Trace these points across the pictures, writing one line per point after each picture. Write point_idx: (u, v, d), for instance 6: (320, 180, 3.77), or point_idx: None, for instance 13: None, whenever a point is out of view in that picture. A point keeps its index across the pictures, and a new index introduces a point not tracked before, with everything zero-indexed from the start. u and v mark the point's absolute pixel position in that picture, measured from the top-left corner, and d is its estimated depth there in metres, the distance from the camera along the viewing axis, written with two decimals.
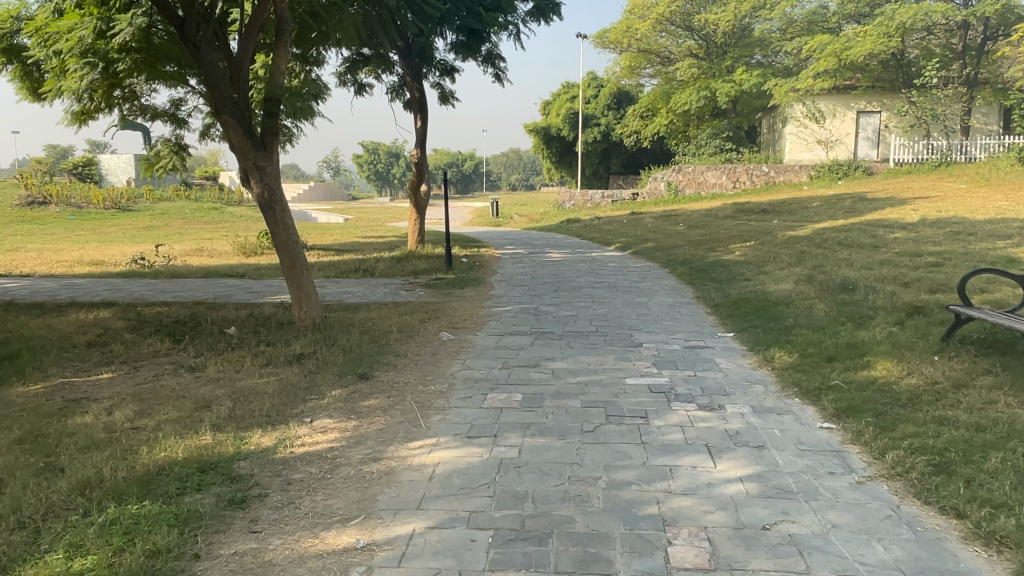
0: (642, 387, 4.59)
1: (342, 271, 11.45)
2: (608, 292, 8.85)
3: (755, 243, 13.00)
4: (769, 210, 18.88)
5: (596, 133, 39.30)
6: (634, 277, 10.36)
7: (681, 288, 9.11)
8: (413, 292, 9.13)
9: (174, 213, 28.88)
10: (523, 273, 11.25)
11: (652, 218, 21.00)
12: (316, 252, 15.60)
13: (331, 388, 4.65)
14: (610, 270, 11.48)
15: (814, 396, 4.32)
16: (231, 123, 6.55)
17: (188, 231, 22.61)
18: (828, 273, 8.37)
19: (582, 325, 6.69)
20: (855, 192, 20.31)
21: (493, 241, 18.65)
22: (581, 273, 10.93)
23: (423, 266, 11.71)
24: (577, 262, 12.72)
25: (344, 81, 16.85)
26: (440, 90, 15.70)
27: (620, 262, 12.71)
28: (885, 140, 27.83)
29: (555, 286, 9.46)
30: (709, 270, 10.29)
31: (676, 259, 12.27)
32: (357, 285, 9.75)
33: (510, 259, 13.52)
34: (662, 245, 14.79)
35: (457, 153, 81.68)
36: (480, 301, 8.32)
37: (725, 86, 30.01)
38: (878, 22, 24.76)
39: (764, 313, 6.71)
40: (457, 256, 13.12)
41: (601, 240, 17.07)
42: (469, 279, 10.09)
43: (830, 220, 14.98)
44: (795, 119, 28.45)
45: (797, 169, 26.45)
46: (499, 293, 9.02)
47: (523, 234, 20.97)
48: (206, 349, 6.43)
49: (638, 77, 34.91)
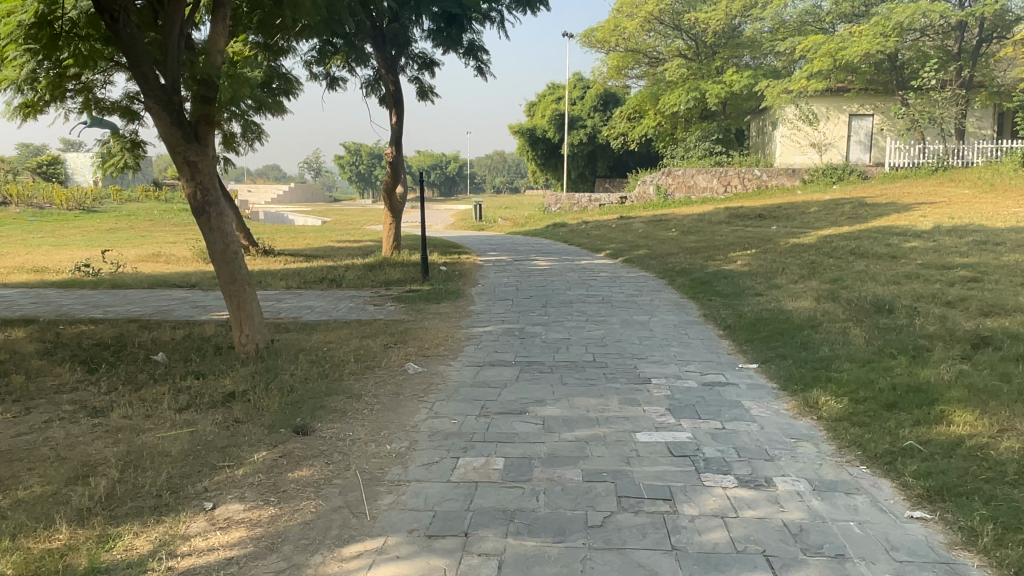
0: (660, 447, 3.54)
1: (306, 281, 10.34)
2: (601, 308, 7.85)
3: (758, 251, 12.08)
4: (766, 215, 18.00)
5: (581, 136, 38.25)
6: (629, 289, 9.35)
7: (684, 303, 8.12)
8: (381, 307, 8.06)
9: (141, 215, 27.46)
10: (506, 283, 10.23)
11: (642, 223, 20.06)
12: (282, 258, 14.44)
13: (256, 450, 3.55)
14: (601, 281, 10.46)
15: (887, 465, 3.29)
16: (156, 110, 5.41)
17: (151, 234, 21.31)
18: (852, 289, 7.42)
19: (575, 352, 5.63)
20: (853, 197, 19.50)
21: (475, 246, 17.62)
22: (570, 285, 9.92)
23: (397, 275, 10.63)
24: (566, 271, 11.72)
25: (316, 73, 15.76)
26: (418, 85, 14.67)
27: (612, 271, 11.73)
28: (879, 144, 27.15)
29: (543, 300, 8.43)
30: (712, 282, 9.32)
31: (674, 268, 11.30)
32: (318, 298, 8.64)
33: (492, 267, 12.49)
34: (656, 252, 13.83)
35: (440, 155, 80.42)
36: (458, 319, 7.25)
37: (715, 87, 29.15)
38: (874, 22, 23.99)
39: (791, 337, 5.72)
40: (435, 265, 12.06)
41: (590, 246, 16.09)
42: (447, 291, 9.04)
43: (833, 227, 14.12)
44: (787, 121, 27.66)
45: (790, 172, 25.58)
46: (479, 308, 7.97)
47: (507, 238, 19.96)
48: (122, 383, 5.29)
49: (625, 78, 34.02)
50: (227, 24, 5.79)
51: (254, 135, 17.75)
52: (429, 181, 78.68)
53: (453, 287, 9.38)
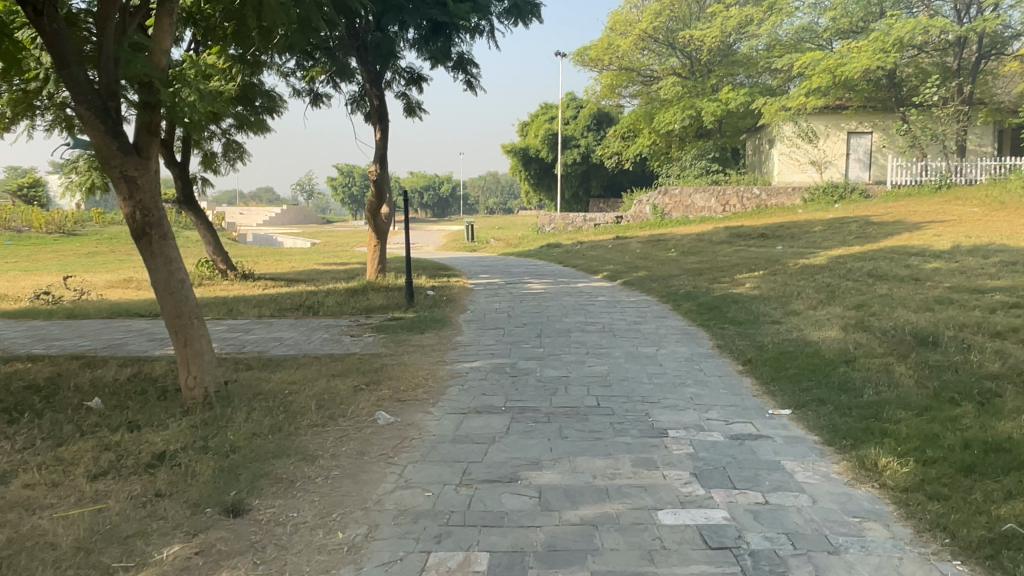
0: (690, 534, 2.75)
1: (281, 309, 9.56)
2: (603, 338, 7.07)
3: (765, 273, 11.38)
4: (768, 234, 17.34)
5: (575, 155, 37.63)
6: (632, 316, 8.58)
7: (695, 332, 7.35)
8: (360, 338, 7.26)
9: (123, 238, 26.64)
10: (498, 309, 9.46)
11: (639, 244, 19.36)
12: (262, 282, 13.64)
13: (168, 544, 2.74)
14: (601, 306, 9.69)
15: (989, 563, 2.51)
16: (88, 117, 4.62)
17: (130, 258, 20.47)
18: (882, 316, 6.67)
19: (578, 394, 4.86)
20: (857, 216, 18.87)
21: (467, 269, 16.86)
22: (567, 311, 9.16)
23: (379, 301, 9.85)
24: (561, 295, 10.95)
25: (299, 90, 15.11)
26: (405, 102, 14.00)
27: (612, 295, 10.98)
28: (878, 163, 26.64)
29: (538, 329, 7.64)
30: (722, 308, 8.55)
31: (677, 292, 10.59)
32: (290, 329, 7.83)
33: (484, 291, 11.75)
34: (657, 274, 13.13)
35: (434, 176, 79.86)
36: (443, 353, 6.47)
37: (711, 105, 28.63)
38: (872, 38, 23.52)
39: (825, 376, 4.96)
40: (422, 289, 11.31)
41: (586, 268, 15.36)
42: (433, 320, 8.25)
43: (841, 246, 13.44)
44: (785, 139, 27.10)
45: (790, 191, 24.95)
46: (467, 339, 7.20)
47: (500, 260, 19.25)
48: (40, 438, 4.46)
49: (619, 97, 33.53)
50: (173, 20, 5.04)
51: (236, 154, 17.05)
52: (422, 202, 78.11)
53: (440, 315, 8.60)
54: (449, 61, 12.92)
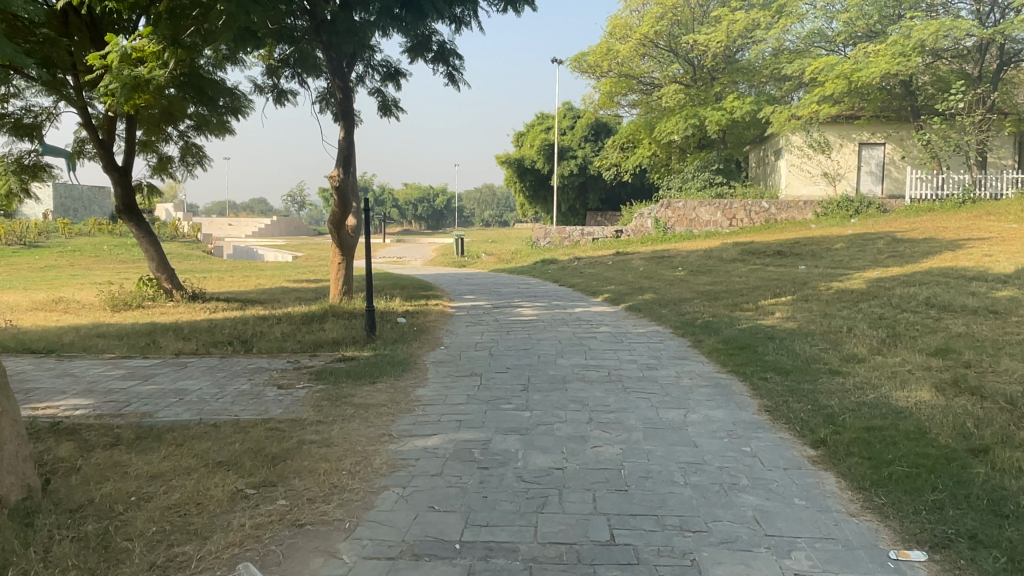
0: None
1: (211, 342, 7.79)
2: (610, 394, 5.31)
3: (795, 298, 9.70)
4: (785, 251, 15.70)
5: (572, 166, 36.13)
6: (645, 357, 6.81)
7: (731, 385, 5.60)
8: (287, 391, 5.48)
9: (87, 251, 24.63)
10: (478, 344, 7.73)
11: (641, 261, 17.67)
12: (210, 304, 11.87)
13: None
14: (604, 340, 7.96)
15: None
16: None
17: (82, 273, 18.53)
18: (988, 372, 4.99)
19: (578, 512, 3.10)
20: (880, 232, 17.27)
21: (451, 287, 15.17)
22: (563, 347, 7.41)
23: (334, 332, 8.09)
24: (555, 324, 9.22)
25: (262, 86, 13.48)
26: (380, 99, 12.31)
27: (617, 324, 9.24)
28: (892, 176, 25.10)
29: (526, 377, 5.90)
30: (758, 347, 6.84)
31: (694, 320, 8.91)
32: (201, 377, 6.01)
33: (466, 317, 10.04)
34: (667, 297, 11.45)
35: (427, 188, 78.18)
36: (395, 416, 4.71)
37: (715, 114, 27.03)
38: (891, 41, 21.99)
39: (962, 486, 3.23)
40: (392, 316, 9.58)
41: (584, 289, 13.65)
42: (394, 361, 6.50)
43: (874, 267, 11.81)
44: (794, 150, 25.50)
45: (802, 205, 23.29)
46: (432, 391, 5.47)
47: (490, 277, 17.57)
48: None
49: (617, 106, 32.01)
50: None
51: (195, 159, 15.42)
52: (415, 214, 76.32)
53: (405, 355, 6.85)
54: (427, 49, 11.24)
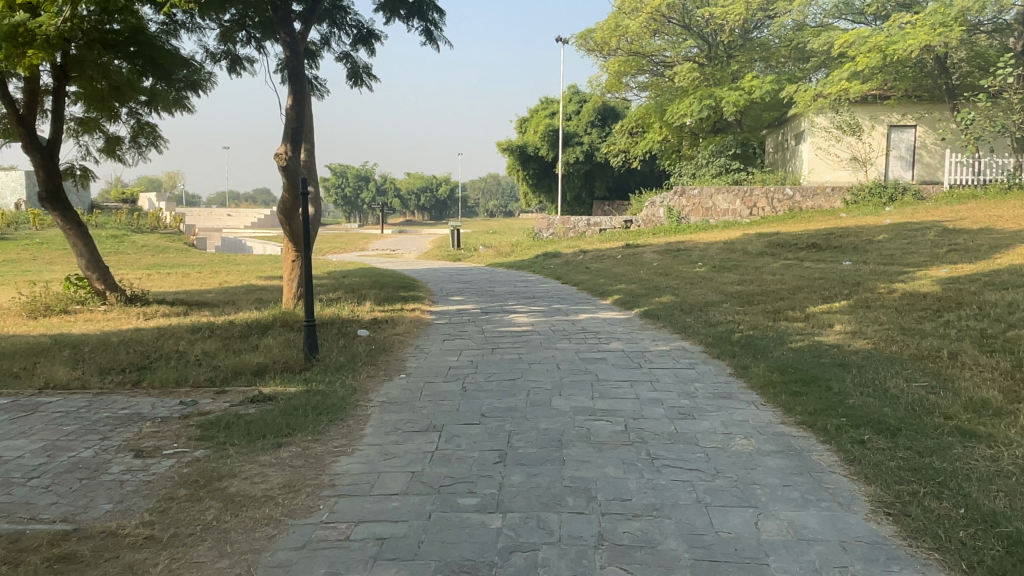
0: None
1: (100, 368, 5.95)
2: (631, 469, 3.45)
3: (853, 305, 7.81)
4: (821, 244, 13.79)
5: (577, 153, 34.14)
6: (675, 395, 4.94)
7: (811, 456, 3.73)
8: (142, 466, 3.63)
9: (55, 243, 22.79)
10: (449, 370, 5.88)
11: (655, 254, 15.77)
12: (145, 310, 10.01)
13: None
14: (617, 361, 6.11)
15: None
16: None
17: (33, 270, 16.68)
18: None
19: None
20: (924, 221, 15.32)
21: (439, 286, 13.33)
22: (564, 376, 5.56)
23: (265, 354, 6.23)
24: (553, 337, 7.36)
25: (214, 53, 11.67)
26: (349, 65, 10.42)
27: (631, 338, 7.34)
28: (923, 160, 23.01)
29: (505, 434, 4.04)
30: (829, 381, 4.97)
31: (729, 334, 7.05)
32: (36, 434, 4.16)
33: (446, 326, 8.20)
34: (690, 300, 9.59)
35: (430, 178, 75.91)
36: (278, 528, 2.87)
37: (732, 94, 24.93)
38: (931, 10, 19.88)
39: None
40: (352, 327, 7.74)
41: (590, 289, 11.77)
42: (327, 403, 4.66)
43: (937, 265, 9.90)
44: (819, 132, 23.39)
45: (830, 191, 21.29)
46: (359, 464, 3.62)
47: (487, 273, 15.72)
48: None
49: (626, 88, 29.98)
50: None
51: (149, 140, 13.59)
52: (418, 204, 74.31)
53: (345, 391, 5.01)
54: (397, 1, 9.34)
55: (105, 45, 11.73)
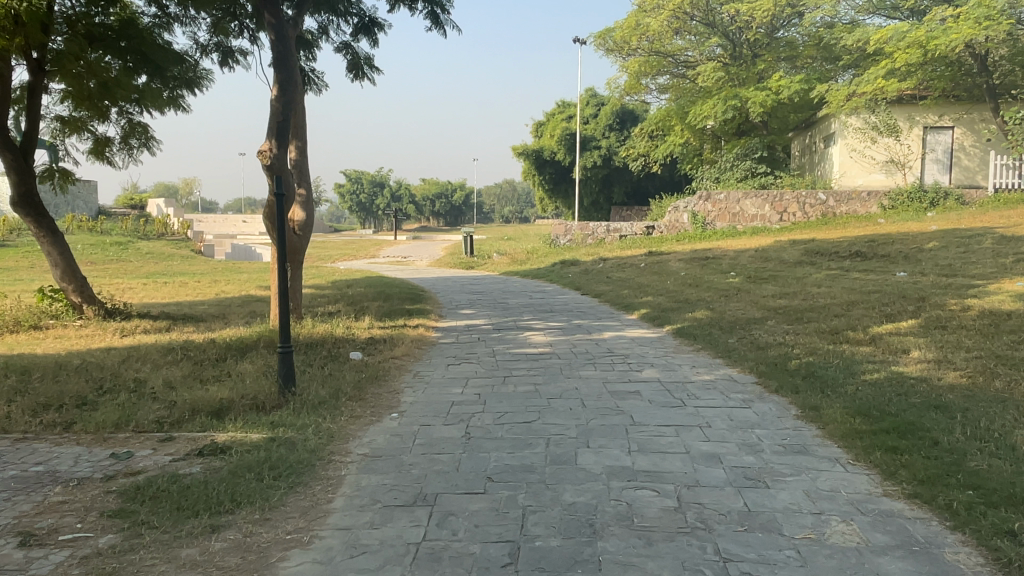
0: None
1: (37, 403, 4.98)
2: None
3: (925, 325, 6.74)
4: (864, 253, 12.64)
5: (595, 157, 33.08)
6: (735, 448, 3.89)
7: (945, 556, 2.68)
8: (17, 565, 2.63)
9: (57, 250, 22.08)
10: (452, 407, 4.86)
11: (680, 263, 14.69)
12: (124, 325, 9.08)
13: None
14: (655, 396, 5.07)
15: None
16: None
17: (24, 278, 15.89)
18: None
19: None
20: (975, 227, 14.10)
21: (449, 297, 12.36)
22: (591, 416, 4.52)
23: (234, 385, 5.24)
24: (575, 361, 6.33)
25: (204, 46, 10.80)
26: (349, 56, 9.47)
27: (667, 363, 6.28)
28: (961, 163, 21.72)
29: (517, 513, 3.01)
30: (933, 431, 3.91)
31: (784, 360, 5.97)
32: None
33: (453, 347, 7.19)
34: (730, 315, 8.52)
35: (445, 184, 75.08)
36: None
37: (759, 94, 23.76)
38: (975, 3, 18.66)
39: None
40: (344, 350, 6.74)
41: (613, 301, 10.72)
42: (292, 459, 3.66)
43: (1008, 277, 8.77)
44: (852, 134, 22.20)
45: (865, 196, 20.11)
46: (315, 566, 2.60)
47: (502, 282, 14.71)
48: None
49: (646, 90, 28.93)
50: None
51: (141, 142, 12.73)
52: (433, 210, 73.51)
53: (319, 440, 4.01)
54: None
55: (91, 40, 10.09)
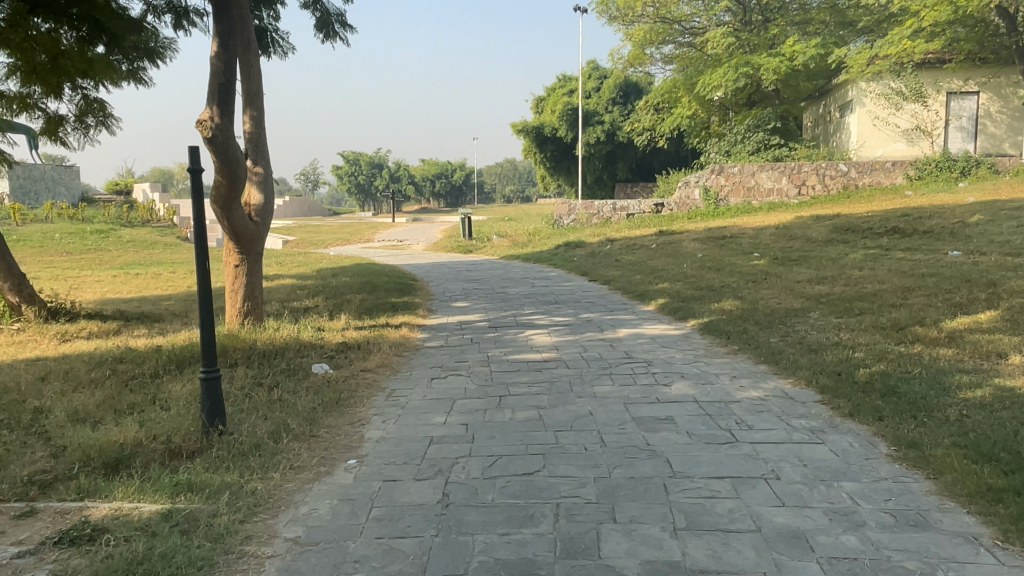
0: None
1: None
2: None
3: (1011, 320, 5.57)
4: (901, 228, 11.40)
5: (599, 132, 31.63)
6: (825, 522, 2.72)
7: None
8: None
9: (33, 239, 20.87)
10: (429, 447, 3.69)
11: (696, 243, 13.46)
12: (65, 328, 7.89)
13: None
14: (694, 425, 3.89)
15: None
16: None
17: None
18: None
19: None
20: (1018, 198, 12.83)
21: (442, 286, 11.17)
22: (613, 461, 3.35)
23: (153, 420, 4.07)
24: (587, 372, 5.15)
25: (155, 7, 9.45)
26: (319, 15, 8.18)
27: (700, 372, 5.10)
28: (988, 131, 20.38)
29: None
30: None
31: (847, 369, 4.78)
32: None
33: (440, 352, 6.02)
34: (764, 306, 7.32)
35: (445, 164, 73.52)
36: None
37: (772, 60, 22.31)
38: None
39: None
40: (306, 361, 5.56)
41: (625, 289, 9.52)
42: (182, 556, 2.50)
43: None
44: (872, 101, 20.81)
45: (890, 167, 18.80)
46: None
47: (501, 267, 13.50)
48: None
49: (650, 60, 27.49)
50: None
51: (101, 122, 11.45)
52: (433, 191, 71.97)
53: (234, 516, 2.84)
54: None
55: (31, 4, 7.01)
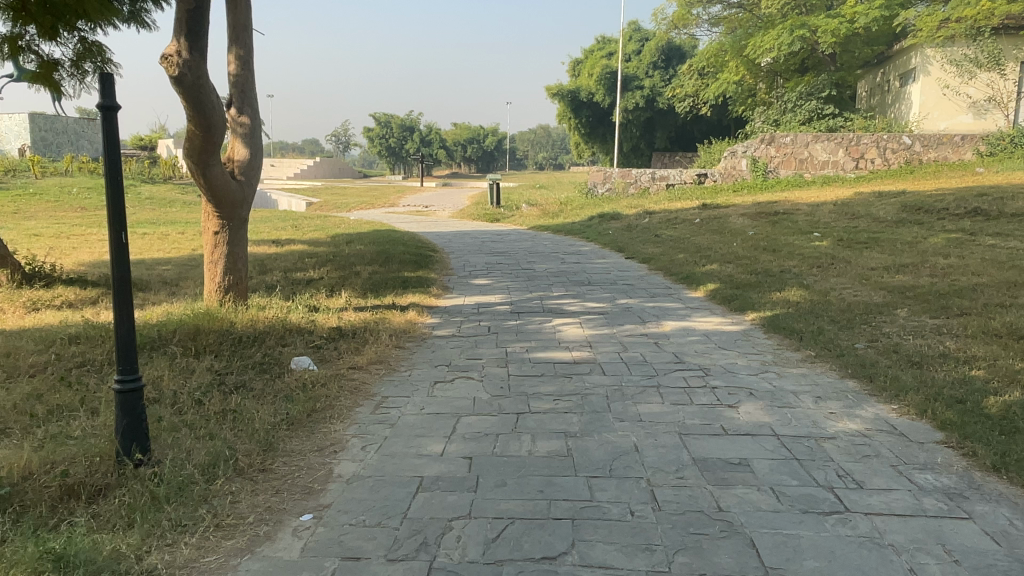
0: None
1: None
2: None
3: None
4: (981, 209, 10.08)
5: (638, 98, 30.05)
6: None
7: None
8: None
9: (48, 193, 20.20)
10: (416, 498, 2.69)
11: (744, 219, 12.24)
12: (36, 294, 7.02)
13: None
14: (781, 479, 2.82)
15: None
16: None
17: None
18: None
19: None
20: None
21: (463, 258, 10.15)
22: (674, 543, 2.30)
23: (63, 436, 3.11)
24: (629, 383, 4.09)
25: None
26: None
27: (773, 389, 4.01)
28: None
29: None
30: None
31: (971, 394, 3.66)
32: None
33: (448, 344, 5.00)
34: (837, 297, 6.15)
35: (478, 128, 72.02)
36: None
37: (832, 22, 20.56)
38: None
39: None
40: (285, 351, 4.58)
41: (669, 270, 8.39)
42: None
43: None
44: (939, 69, 19.10)
45: (958, 140, 17.22)
46: None
47: (529, 239, 12.41)
48: None
49: (697, 22, 25.79)
50: None
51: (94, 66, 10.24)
52: (465, 155, 70.56)
53: None
54: None
55: None
